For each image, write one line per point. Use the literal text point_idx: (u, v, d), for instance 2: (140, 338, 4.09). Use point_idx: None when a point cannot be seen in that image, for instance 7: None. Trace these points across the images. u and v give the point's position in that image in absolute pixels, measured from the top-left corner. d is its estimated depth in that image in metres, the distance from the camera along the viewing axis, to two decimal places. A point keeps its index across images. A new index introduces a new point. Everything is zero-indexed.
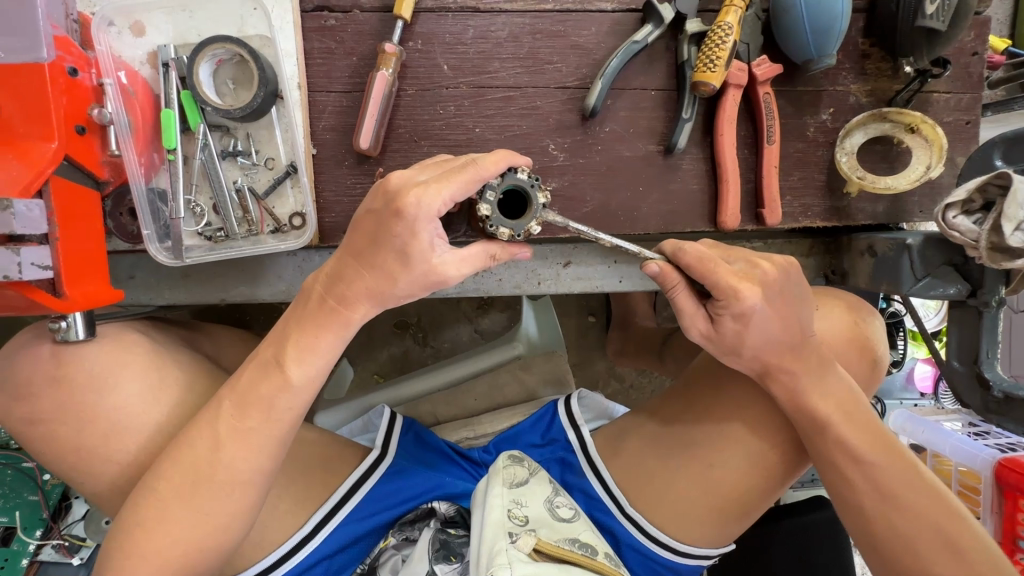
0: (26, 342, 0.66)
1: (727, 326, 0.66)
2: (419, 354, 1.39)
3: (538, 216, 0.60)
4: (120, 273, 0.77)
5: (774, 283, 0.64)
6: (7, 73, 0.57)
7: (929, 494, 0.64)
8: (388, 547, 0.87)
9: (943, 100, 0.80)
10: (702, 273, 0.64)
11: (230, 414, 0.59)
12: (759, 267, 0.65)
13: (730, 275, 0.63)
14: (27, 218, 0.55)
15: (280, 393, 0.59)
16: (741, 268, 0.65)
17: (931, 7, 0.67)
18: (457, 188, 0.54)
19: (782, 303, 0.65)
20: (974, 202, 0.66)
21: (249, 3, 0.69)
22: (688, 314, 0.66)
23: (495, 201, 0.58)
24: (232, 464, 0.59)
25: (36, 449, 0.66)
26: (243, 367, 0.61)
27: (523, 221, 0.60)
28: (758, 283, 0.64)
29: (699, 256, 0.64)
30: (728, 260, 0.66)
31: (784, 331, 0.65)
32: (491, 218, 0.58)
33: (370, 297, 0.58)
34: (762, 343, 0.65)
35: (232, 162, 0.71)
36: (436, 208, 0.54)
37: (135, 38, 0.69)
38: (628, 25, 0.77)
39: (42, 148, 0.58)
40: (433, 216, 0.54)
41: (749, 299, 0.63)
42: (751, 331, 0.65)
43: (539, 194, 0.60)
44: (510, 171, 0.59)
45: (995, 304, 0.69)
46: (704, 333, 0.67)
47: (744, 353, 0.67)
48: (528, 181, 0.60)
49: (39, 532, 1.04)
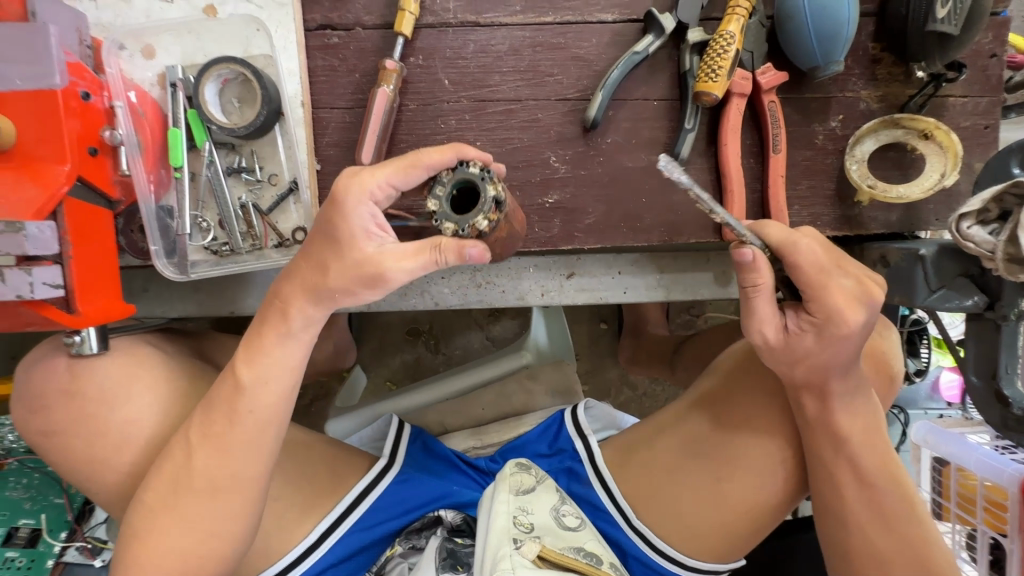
0: (43, 355, 0.69)
1: (802, 343, 0.62)
2: (431, 361, 1.39)
3: (486, 209, 0.56)
4: (134, 287, 0.80)
5: (876, 311, 0.60)
6: (24, 99, 0.60)
7: (918, 521, 0.63)
8: (394, 555, 0.85)
9: (959, 104, 0.77)
10: (812, 285, 0.59)
11: (204, 425, 0.60)
12: (872, 291, 0.60)
13: (842, 295, 0.59)
14: (39, 240, 0.58)
15: (236, 398, 0.60)
16: (851, 284, 0.60)
17: (942, 11, 0.66)
18: (389, 171, 0.57)
19: (872, 331, 0.61)
20: (990, 211, 0.64)
21: (253, 24, 0.71)
22: (759, 317, 0.62)
23: (442, 195, 0.57)
24: (235, 475, 0.60)
25: (52, 458, 0.68)
26: (222, 377, 0.61)
27: (469, 215, 0.56)
28: (866, 310, 0.59)
29: (815, 266, 0.59)
30: (841, 274, 0.60)
31: (853, 355, 0.62)
32: (437, 212, 0.57)
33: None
34: (823, 365, 0.62)
35: (237, 179, 0.73)
36: (369, 189, 0.56)
37: (146, 60, 0.71)
38: (629, 35, 0.76)
39: (56, 171, 0.60)
40: (365, 195, 0.56)
41: (854, 322, 0.59)
42: (823, 353, 0.61)
43: (489, 186, 0.57)
44: (461, 165, 0.58)
45: (1015, 317, 0.66)
46: (766, 342, 0.63)
47: (801, 367, 0.63)
48: (478, 174, 0.58)
49: (64, 534, 1.07)
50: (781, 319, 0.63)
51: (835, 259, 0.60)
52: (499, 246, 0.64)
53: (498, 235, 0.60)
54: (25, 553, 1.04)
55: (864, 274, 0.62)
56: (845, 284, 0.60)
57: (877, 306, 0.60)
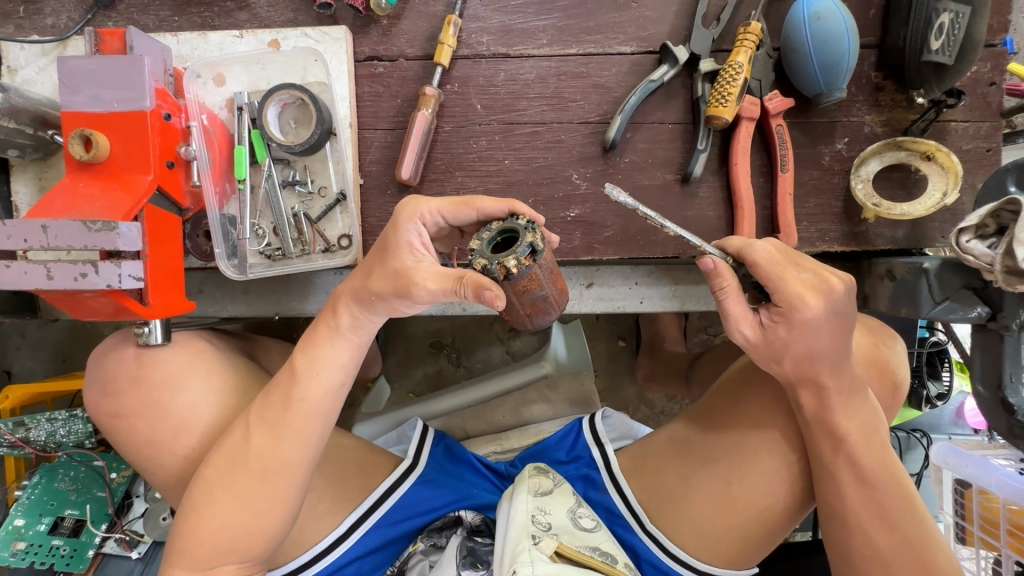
0: (115, 345, 0.77)
1: (778, 334, 0.67)
2: (453, 373, 1.44)
3: (519, 250, 0.56)
4: (191, 288, 0.89)
5: (839, 300, 0.65)
6: (120, 121, 0.70)
7: (916, 518, 0.68)
8: (416, 552, 0.90)
9: (961, 129, 0.82)
10: (773, 276, 0.65)
11: (261, 412, 0.67)
12: (828, 281, 0.66)
13: (798, 284, 0.65)
14: (128, 238, 0.66)
15: (292, 385, 0.66)
16: (809, 277, 0.66)
17: (937, 43, 0.72)
18: (438, 204, 0.67)
19: (838, 323, 0.66)
20: (988, 226, 0.68)
21: (311, 56, 0.81)
22: (734, 316, 0.68)
23: (484, 238, 0.59)
24: (285, 454, 0.66)
25: (115, 439, 0.75)
26: (281, 371, 0.68)
27: (502, 255, 0.56)
28: (826, 298, 0.65)
29: (770, 262, 0.66)
30: (797, 269, 0.67)
31: (831, 349, 0.66)
32: (475, 249, 0.59)
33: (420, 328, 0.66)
34: (806, 359, 0.67)
35: (291, 191, 0.82)
36: (420, 209, 0.66)
37: (217, 87, 0.81)
38: (646, 65, 0.83)
39: (140, 180, 0.70)
40: (416, 217, 0.66)
41: (812, 310, 0.64)
42: (801, 343, 0.66)
43: (528, 233, 0.58)
44: (511, 217, 0.61)
45: (1017, 328, 0.69)
46: (748, 339, 0.68)
47: (787, 362, 0.68)
48: (522, 225, 0.59)
49: (104, 525, 1.13)
50: (756, 316, 0.68)
51: (790, 257, 0.68)
52: (533, 308, 0.61)
53: (528, 288, 0.58)
54: (69, 541, 1.11)
55: (825, 269, 0.68)
56: (802, 276, 0.66)
57: (836, 294, 0.65)
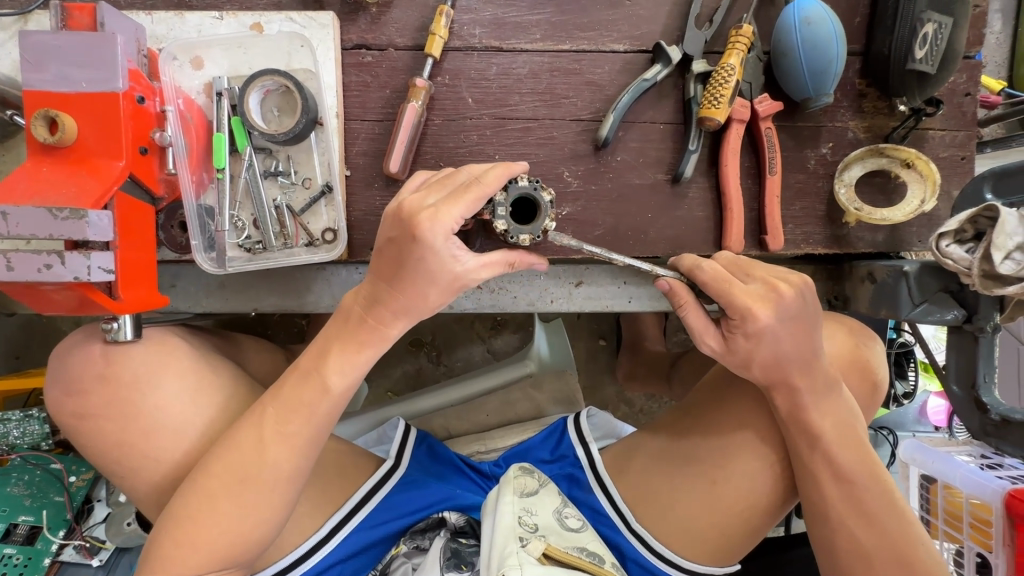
0: (80, 341, 0.72)
1: (739, 344, 0.68)
2: (432, 372, 1.42)
3: (550, 213, 0.64)
4: (164, 281, 0.84)
5: (790, 308, 0.66)
6: (86, 101, 0.66)
7: (895, 514, 0.70)
8: (399, 555, 0.88)
9: (938, 137, 0.85)
10: (719, 293, 0.67)
11: (272, 418, 0.64)
12: (777, 288, 0.67)
13: (746, 296, 0.66)
14: (99, 227, 0.62)
15: (321, 401, 0.65)
16: (758, 287, 0.67)
17: (920, 53, 0.74)
18: (465, 207, 0.59)
19: (800, 329, 0.67)
20: (966, 231, 0.70)
21: (297, 41, 0.77)
22: (698, 330, 0.70)
23: (506, 214, 0.62)
24: (277, 464, 0.63)
25: (80, 441, 0.71)
26: (283, 376, 0.66)
27: (538, 222, 0.63)
28: (774, 307, 0.66)
29: (715, 277, 0.68)
30: (746, 280, 0.69)
31: (796, 351, 0.67)
32: (510, 230, 0.62)
33: (399, 314, 0.64)
34: (772, 363, 0.68)
35: (273, 182, 0.78)
36: (449, 225, 0.58)
37: (194, 71, 0.77)
38: (639, 64, 0.83)
39: (111, 166, 0.65)
40: (448, 233, 0.59)
41: (762, 318, 0.65)
42: (764, 349, 0.67)
43: (541, 191, 0.63)
44: (511, 183, 0.63)
45: (990, 329, 0.73)
46: (714, 350, 0.70)
47: (754, 367, 0.69)
48: (529, 186, 0.63)
49: (62, 532, 1.07)
50: (719, 328, 0.70)
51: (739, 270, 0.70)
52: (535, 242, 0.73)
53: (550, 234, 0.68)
54: (23, 550, 1.04)
55: (776, 275, 0.69)
56: (751, 286, 0.67)
57: (784, 301, 0.66)
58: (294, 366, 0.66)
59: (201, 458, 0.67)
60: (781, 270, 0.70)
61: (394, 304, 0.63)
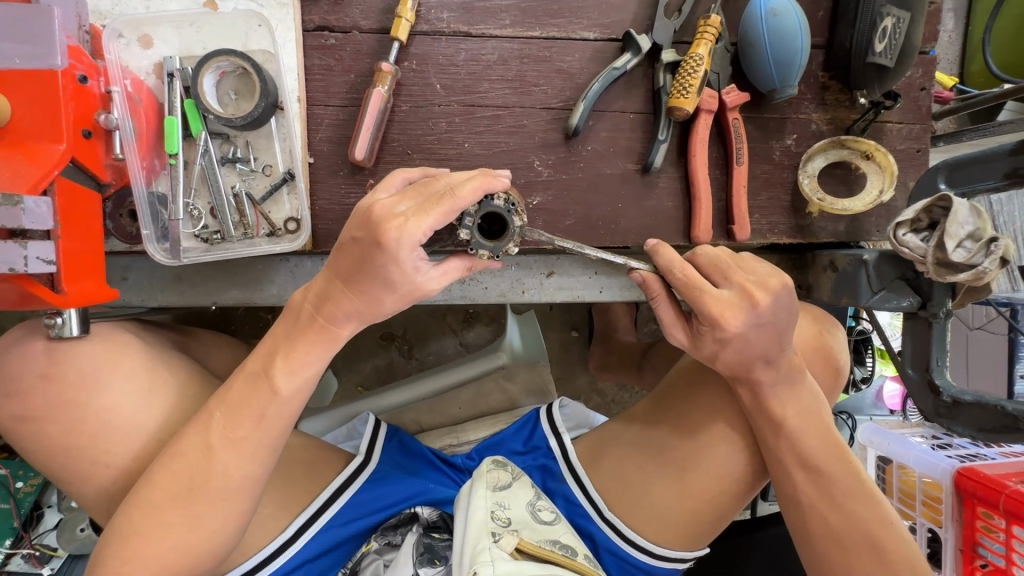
0: (19, 339, 0.67)
1: (707, 345, 0.70)
2: (404, 366, 1.39)
3: (516, 236, 0.64)
4: (113, 275, 0.79)
5: (762, 314, 0.67)
6: (21, 78, 0.61)
7: (861, 498, 0.72)
8: (370, 552, 0.84)
9: (895, 130, 0.87)
10: (691, 299, 0.67)
11: (220, 422, 0.61)
12: (752, 297, 0.67)
13: (716, 304, 0.66)
14: (36, 215, 0.58)
15: (269, 404, 0.62)
16: (732, 293, 0.67)
17: (880, 46, 0.76)
18: (435, 220, 0.56)
19: (767, 332, 0.68)
20: (921, 221, 0.72)
21: (253, 21, 0.74)
22: (666, 322, 0.71)
23: (473, 227, 0.62)
24: (227, 473, 0.60)
25: (21, 446, 0.66)
26: (231, 378, 0.63)
27: (501, 242, 0.63)
28: (745, 313, 0.67)
29: (686, 285, 0.68)
30: (722, 284, 0.68)
31: (765, 349, 0.68)
32: (471, 241, 0.62)
33: (352, 316, 0.61)
34: (738, 363, 0.70)
35: (231, 169, 0.75)
36: (417, 237, 0.56)
37: (142, 50, 0.72)
38: (609, 53, 0.83)
39: (51, 150, 0.61)
40: (415, 244, 0.57)
41: (732, 326, 0.66)
42: (729, 352, 0.69)
43: (516, 216, 0.63)
44: (487, 198, 0.62)
45: (943, 315, 0.76)
46: (682, 343, 0.72)
47: (718, 365, 0.71)
48: (504, 207, 0.62)
49: (9, 541, 1.02)
50: (688, 323, 0.72)
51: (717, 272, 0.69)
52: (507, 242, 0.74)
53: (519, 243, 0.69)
54: None
55: (754, 281, 0.68)
56: (724, 293, 0.67)
57: (758, 310, 0.66)
58: (242, 368, 0.63)
59: (150, 464, 0.63)
60: (760, 274, 0.70)
61: (349, 305, 0.61)
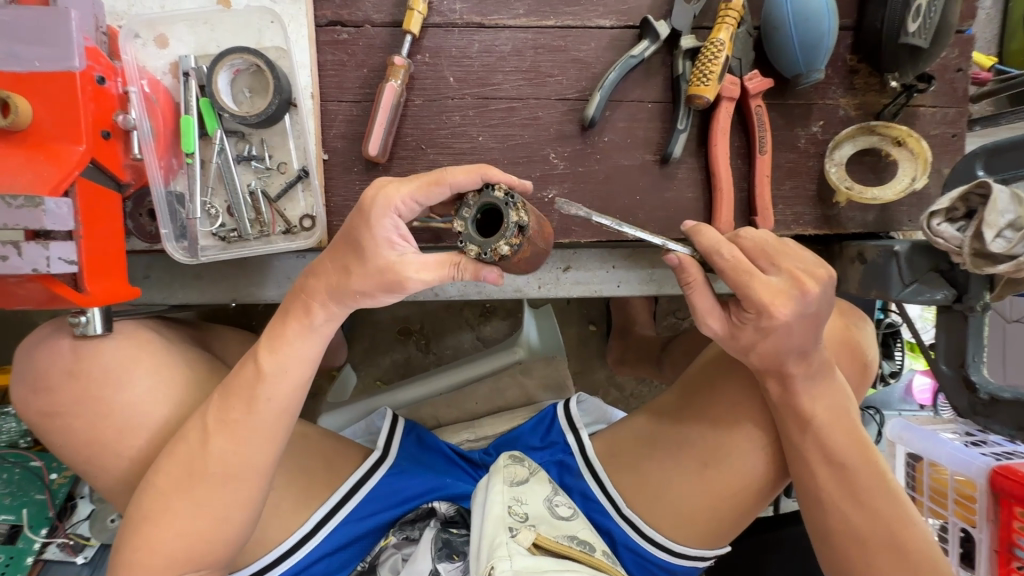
0: (48, 335, 0.69)
1: (746, 335, 0.67)
2: (421, 360, 1.39)
3: (508, 234, 0.58)
4: (136, 273, 0.81)
5: (812, 302, 0.64)
6: (42, 80, 0.62)
7: (887, 497, 0.69)
8: (388, 546, 0.86)
9: (929, 114, 0.83)
10: (737, 284, 0.65)
11: (239, 417, 0.61)
12: (803, 285, 0.64)
13: (766, 290, 0.64)
14: (58, 216, 0.59)
15: (288, 398, 0.62)
16: (782, 280, 0.64)
17: (914, 26, 0.72)
18: (411, 188, 0.59)
19: (809, 323, 0.65)
20: (958, 210, 0.69)
21: (267, 17, 0.74)
22: (702, 310, 0.68)
23: (466, 217, 0.59)
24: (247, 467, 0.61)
25: (50, 439, 0.68)
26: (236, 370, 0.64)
27: (491, 239, 0.58)
28: (795, 301, 0.64)
29: (735, 267, 0.65)
30: (770, 271, 0.65)
31: (803, 342, 0.66)
32: (462, 233, 0.59)
33: None
34: (774, 355, 0.67)
35: (247, 166, 0.75)
36: (392, 202, 0.59)
37: (158, 50, 0.73)
38: (626, 41, 0.80)
39: (71, 151, 0.62)
40: (390, 209, 0.59)
41: (781, 316, 0.63)
42: (768, 343, 0.66)
43: (512, 211, 0.59)
44: (487, 188, 0.60)
45: (980, 309, 0.72)
46: (717, 332, 0.69)
47: (752, 356, 0.69)
48: (502, 199, 0.59)
49: (45, 530, 1.04)
50: (727, 311, 0.69)
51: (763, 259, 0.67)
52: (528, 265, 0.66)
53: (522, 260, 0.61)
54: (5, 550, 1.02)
55: (803, 269, 0.66)
56: (774, 280, 0.64)
57: (808, 298, 0.64)
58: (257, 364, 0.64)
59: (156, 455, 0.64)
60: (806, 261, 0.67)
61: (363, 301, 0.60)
